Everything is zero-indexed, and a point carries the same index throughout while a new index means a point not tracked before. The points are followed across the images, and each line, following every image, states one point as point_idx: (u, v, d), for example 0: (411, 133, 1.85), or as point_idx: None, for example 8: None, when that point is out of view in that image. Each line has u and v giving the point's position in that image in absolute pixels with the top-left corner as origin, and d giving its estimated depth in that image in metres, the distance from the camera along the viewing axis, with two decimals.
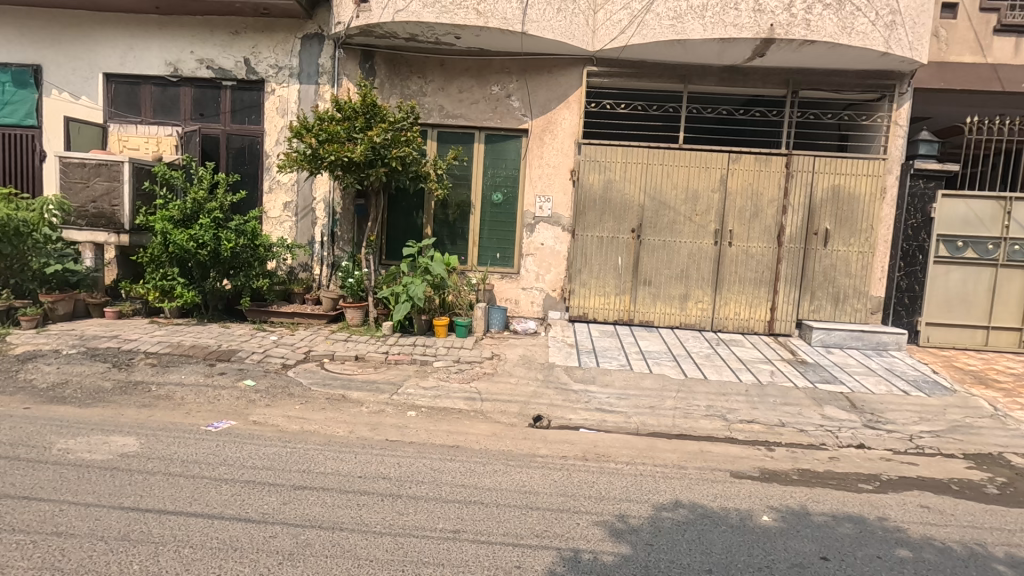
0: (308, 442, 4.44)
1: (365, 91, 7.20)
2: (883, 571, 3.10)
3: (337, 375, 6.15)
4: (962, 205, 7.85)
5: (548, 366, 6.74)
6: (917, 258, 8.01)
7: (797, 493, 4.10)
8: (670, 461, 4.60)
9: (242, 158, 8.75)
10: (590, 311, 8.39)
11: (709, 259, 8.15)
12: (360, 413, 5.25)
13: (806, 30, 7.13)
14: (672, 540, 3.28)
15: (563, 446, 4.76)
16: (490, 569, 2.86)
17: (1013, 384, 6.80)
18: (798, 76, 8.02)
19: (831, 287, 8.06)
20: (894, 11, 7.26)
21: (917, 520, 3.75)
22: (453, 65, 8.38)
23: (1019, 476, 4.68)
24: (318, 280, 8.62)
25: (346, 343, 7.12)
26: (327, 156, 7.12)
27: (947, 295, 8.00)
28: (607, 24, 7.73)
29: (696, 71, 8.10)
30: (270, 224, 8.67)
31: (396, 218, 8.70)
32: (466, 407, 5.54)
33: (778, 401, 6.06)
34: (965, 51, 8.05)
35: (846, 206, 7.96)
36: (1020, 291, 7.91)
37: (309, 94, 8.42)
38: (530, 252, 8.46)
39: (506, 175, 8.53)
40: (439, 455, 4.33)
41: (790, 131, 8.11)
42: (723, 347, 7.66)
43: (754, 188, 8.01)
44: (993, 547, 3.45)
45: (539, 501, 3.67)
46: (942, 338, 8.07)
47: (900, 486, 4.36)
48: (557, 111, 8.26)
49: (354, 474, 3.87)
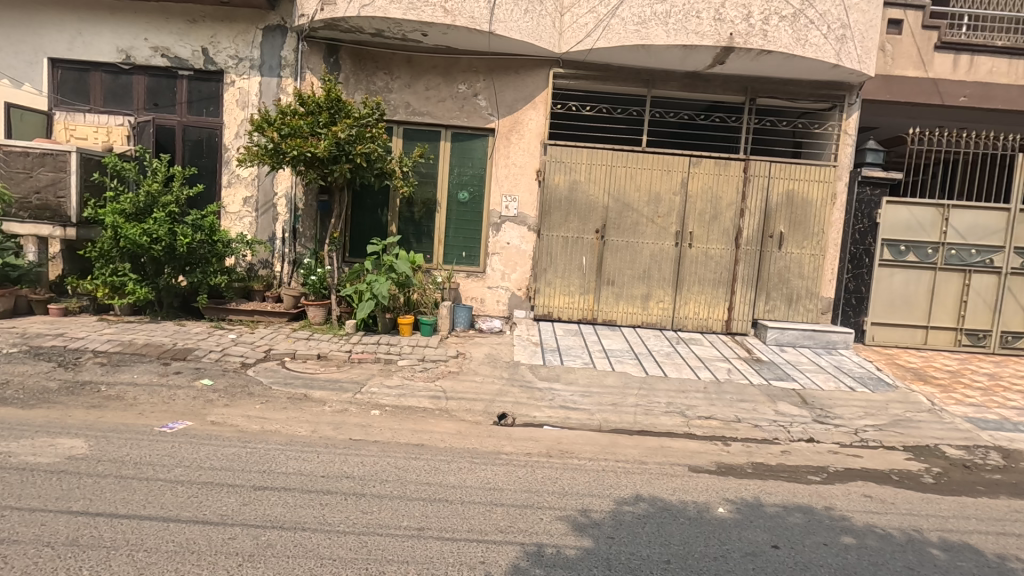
0: (269, 441, 4.36)
1: (328, 85, 7.08)
2: (828, 557, 3.27)
3: (298, 374, 6.03)
4: (905, 211, 8.30)
5: (513, 364, 6.80)
6: (863, 262, 8.41)
7: (751, 485, 4.27)
8: (631, 456, 4.71)
9: (199, 150, 8.48)
10: (555, 310, 8.49)
11: (670, 260, 8.36)
12: (323, 412, 5.17)
13: (764, 40, 7.40)
14: (632, 533, 3.37)
15: (527, 443, 4.81)
16: (454, 565, 2.87)
17: (949, 380, 7.25)
18: (756, 84, 8.31)
19: (785, 288, 8.38)
20: (845, 25, 7.61)
21: (861, 509, 3.97)
22: (420, 62, 8.33)
23: (953, 466, 5.00)
24: (279, 277, 8.41)
25: (308, 342, 6.98)
26: (289, 151, 7.00)
27: (891, 296, 8.44)
28: (573, 27, 7.83)
29: (659, 76, 8.29)
30: (229, 220, 8.42)
31: (362, 216, 8.60)
32: (431, 406, 5.53)
33: (734, 398, 6.28)
34: (909, 66, 8.50)
35: (800, 210, 8.29)
36: (956, 294, 8.43)
37: (271, 87, 8.23)
38: (496, 250, 8.49)
39: (472, 174, 8.54)
40: (404, 454, 4.31)
41: (748, 137, 8.38)
42: (682, 346, 7.86)
43: (713, 192, 8.26)
44: (929, 533, 3.69)
45: (503, 497, 3.71)
46: (885, 337, 8.52)
47: (846, 477, 4.60)
48: (524, 112, 8.32)
49: (317, 474, 3.82)
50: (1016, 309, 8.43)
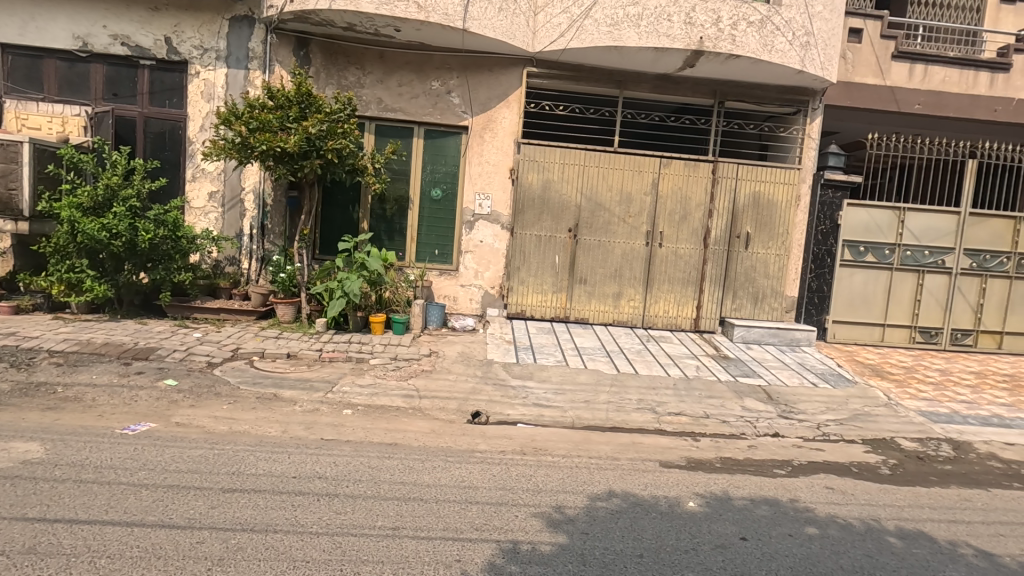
0: (238, 442, 4.26)
1: (299, 79, 6.95)
2: (793, 547, 3.38)
3: (267, 373, 5.90)
4: (864, 213, 8.63)
5: (486, 362, 6.80)
6: (826, 261, 8.70)
7: (720, 479, 4.38)
8: (604, 453, 4.78)
9: (161, 143, 8.20)
10: (528, 308, 8.52)
11: (641, 259, 8.48)
12: (294, 412, 5.08)
13: (732, 45, 7.58)
14: (606, 528, 3.43)
15: (501, 441, 4.83)
16: (430, 565, 2.86)
17: (904, 375, 7.58)
18: (724, 88, 8.49)
19: (751, 287, 8.60)
20: (809, 33, 7.85)
21: (823, 500, 4.12)
22: (393, 58, 8.24)
23: (908, 458, 5.24)
24: (247, 274, 8.21)
25: (278, 340, 6.85)
26: (258, 145, 6.84)
27: (851, 295, 8.76)
28: (546, 27, 7.85)
29: (631, 78, 8.39)
30: (194, 215, 8.17)
31: (333, 213, 8.47)
32: (405, 405, 5.49)
33: (703, 394, 6.42)
34: (869, 73, 8.82)
35: (766, 211, 8.51)
36: (911, 293, 8.80)
37: (238, 79, 8.03)
38: (469, 249, 8.47)
39: (445, 171, 8.49)
40: (377, 453, 4.28)
41: (717, 139, 8.56)
42: (653, 343, 8.00)
43: (683, 192, 8.42)
44: (886, 522, 3.85)
45: (478, 495, 3.72)
46: (845, 335, 8.84)
47: (809, 470, 4.77)
48: (497, 110, 8.32)
49: (288, 475, 3.75)
50: (966, 307, 8.86)
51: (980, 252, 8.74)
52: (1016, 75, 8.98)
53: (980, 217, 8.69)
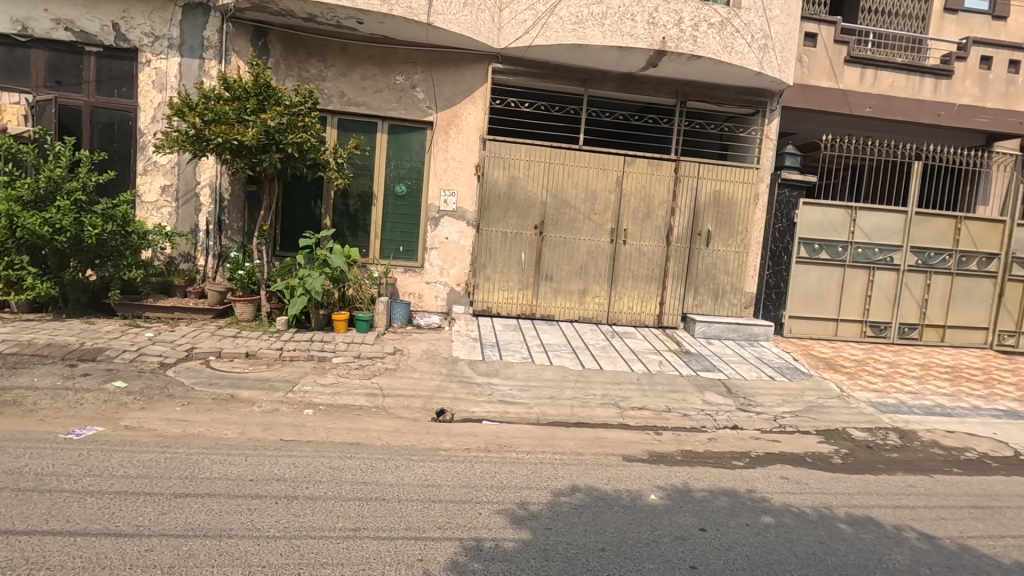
0: (191, 446, 4.11)
1: (257, 69, 6.73)
2: (750, 537, 3.47)
3: (224, 373, 5.72)
4: (819, 212, 8.94)
5: (451, 360, 6.76)
6: (783, 258, 8.98)
7: (681, 472, 4.47)
8: (569, 448, 4.82)
9: (110, 134, 7.83)
10: (494, 306, 8.51)
11: (605, 256, 8.56)
12: (252, 413, 4.94)
13: (693, 45, 7.72)
14: (569, 523, 3.45)
15: (465, 438, 4.81)
16: (392, 565, 2.83)
17: (855, 368, 7.90)
18: (686, 88, 8.63)
19: (712, 283, 8.78)
20: (767, 36, 8.07)
21: (779, 490, 4.25)
22: (356, 51, 8.08)
23: (858, 447, 5.45)
24: (203, 271, 7.93)
25: (236, 339, 6.65)
26: (213, 138, 6.60)
27: (806, 292, 9.07)
28: (512, 23, 7.82)
29: (596, 76, 8.46)
30: (145, 210, 7.83)
31: (294, 208, 8.28)
32: (368, 404, 5.41)
33: (665, 389, 6.55)
34: (823, 76, 9.12)
35: (726, 210, 8.70)
36: (863, 288, 9.16)
37: (192, 69, 7.73)
38: (434, 245, 8.40)
39: (410, 167, 8.38)
40: (338, 454, 4.19)
41: (679, 138, 8.71)
42: (617, 339, 8.10)
43: (646, 190, 8.54)
44: (837, 509, 4.00)
45: (442, 493, 3.69)
46: (801, 329, 9.15)
47: (765, 460, 4.91)
48: (462, 106, 8.26)
49: (245, 478, 3.64)
50: (912, 302, 9.28)
51: (925, 250, 9.16)
52: (958, 81, 9.44)
53: (926, 216, 9.10)
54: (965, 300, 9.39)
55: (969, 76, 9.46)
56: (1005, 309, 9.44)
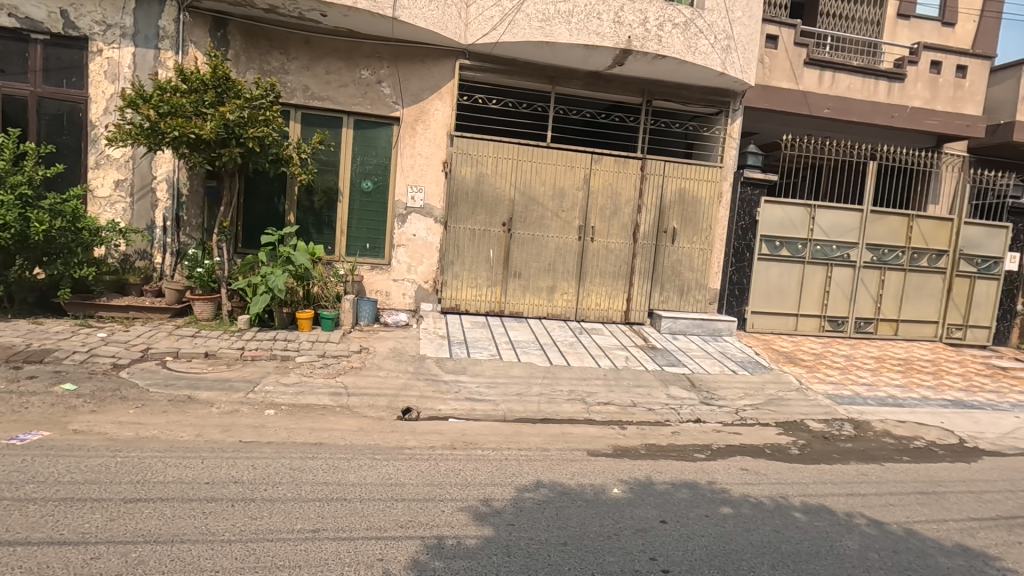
0: (145, 449, 3.98)
1: (215, 61, 6.54)
2: (709, 528, 3.55)
3: (182, 374, 5.56)
4: (780, 210, 9.18)
5: (419, 358, 6.71)
6: (745, 255, 9.19)
7: (644, 465, 4.54)
8: (535, 444, 4.84)
9: (58, 126, 7.49)
10: (462, 303, 8.47)
11: (573, 253, 8.61)
12: (210, 414, 4.81)
13: (658, 45, 7.82)
14: (532, 518, 3.46)
15: (431, 437, 4.78)
16: (351, 565, 2.80)
17: (813, 361, 8.15)
18: (652, 87, 8.75)
19: (677, 280, 8.93)
20: (729, 37, 8.23)
21: (738, 481, 4.36)
22: (319, 44, 7.93)
23: (815, 438, 5.63)
24: (160, 269, 7.68)
25: (194, 339, 6.46)
26: (169, 131, 6.39)
27: (767, 288, 9.32)
28: (479, 19, 7.79)
29: (563, 74, 8.49)
30: (98, 205, 7.53)
31: (256, 204, 8.09)
32: (332, 403, 5.33)
33: (631, 383, 6.64)
34: (783, 78, 9.37)
35: (691, 207, 8.85)
36: (822, 284, 9.45)
37: (147, 59, 7.48)
38: (402, 242, 8.32)
39: (376, 163, 8.27)
40: (299, 454, 4.12)
41: (645, 136, 8.82)
42: (585, 335, 8.18)
43: (614, 188, 8.63)
44: (793, 498, 4.13)
45: (405, 492, 3.66)
46: (763, 324, 9.39)
47: (726, 452, 5.03)
48: (429, 102, 8.19)
49: (201, 481, 3.55)
50: (868, 297, 9.62)
51: (880, 247, 9.50)
52: (910, 84, 9.81)
53: (880, 215, 9.45)
54: (916, 295, 9.77)
55: (920, 80, 9.85)
56: (953, 304, 9.87)
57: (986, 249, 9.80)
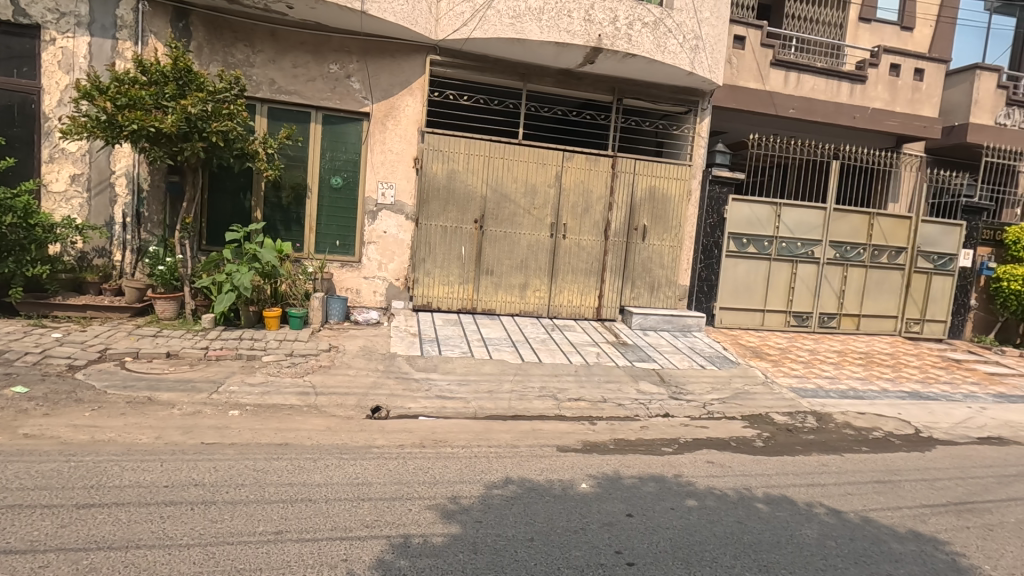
0: (100, 453, 3.85)
1: (176, 52, 6.35)
2: (674, 520, 3.61)
3: (141, 375, 5.41)
4: (747, 208, 9.37)
5: (389, 356, 6.65)
6: (713, 253, 9.35)
7: (612, 460, 4.59)
8: (505, 441, 4.84)
9: (9, 117, 7.17)
10: (434, 300, 8.42)
11: (546, 250, 8.64)
12: (171, 416, 4.69)
13: (628, 44, 7.88)
14: (500, 515, 3.47)
15: (400, 435, 4.75)
16: (315, 567, 2.76)
17: (779, 356, 8.35)
18: (623, 86, 8.81)
19: (648, 277, 9.04)
20: (698, 37, 8.36)
21: (704, 474, 4.45)
22: (286, 37, 7.77)
23: (778, 430, 5.78)
24: (120, 267, 7.45)
25: (155, 338, 6.28)
26: (127, 124, 6.18)
27: (735, 284, 9.51)
28: (449, 15, 7.74)
29: (535, 71, 8.50)
30: (52, 200, 7.25)
31: (220, 200, 7.91)
32: (299, 403, 5.25)
33: (602, 379, 6.71)
34: (750, 78, 9.55)
35: (661, 205, 8.96)
36: (787, 280, 9.69)
37: (104, 49, 7.24)
38: (373, 239, 8.23)
39: (346, 159, 8.15)
40: (263, 456, 4.04)
41: (616, 134, 8.89)
42: (557, 332, 8.21)
43: (585, 185, 8.68)
44: (756, 490, 4.23)
45: (371, 491, 3.63)
46: (731, 320, 9.58)
47: (693, 446, 5.12)
48: (400, 97, 8.11)
49: (159, 485, 3.45)
50: (831, 293, 9.89)
51: (842, 244, 9.79)
52: (871, 86, 10.11)
53: (843, 213, 9.72)
54: (877, 291, 10.09)
55: (881, 82, 10.15)
56: (911, 299, 10.22)
57: (941, 246, 10.18)
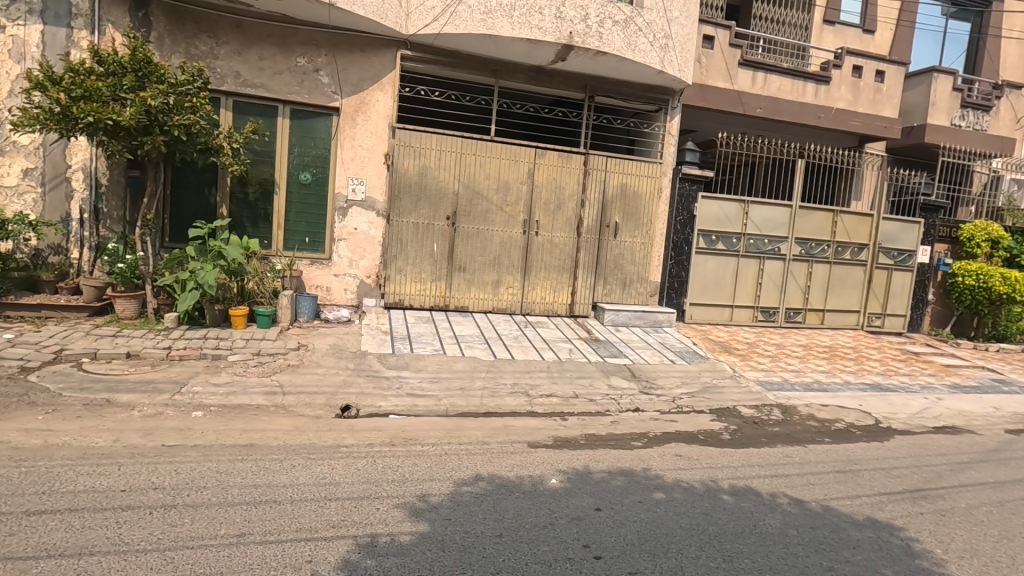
0: (54, 458, 3.71)
1: (134, 43, 6.14)
2: (642, 514, 3.65)
3: (99, 376, 5.23)
4: (716, 205, 9.54)
5: (360, 354, 6.57)
6: (684, 250, 9.50)
7: (583, 455, 4.63)
8: (475, 438, 4.83)
9: None
10: (406, 298, 8.35)
11: (518, 247, 8.64)
12: (131, 418, 4.55)
13: (599, 41, 7.92)
14: (469, 512, 3.46)
15: (369, 434, 4.70)
16: (278, 569, 2.71)
17: (746, 350, 8.53)
18: (594, 83, 8.86)
19: (620, 273, 9.12)
20: (667, 36, 8.45)
21: (672, 467, 4.52)
22: (252, 29, 7.59)
23: (745, 423, 5.91)
24: (77, 265, 7.19)
25: (115, 338, 6.08)
26: (83, 117, 5.96)
27: (705, 280, 9.67)
28: (420, 10, 7.67)
29: (507, 67, 8.48)
30: (4, 195, 6.96)
31: (184, 195, 7.70)
32: (266, 402, 5.15)
33: (574, 375, 6.76)
34: (719, 77, 9.71)
35: (632, 202, 9.04)
36: (755, 276, 9.89)
37: (58, 38, 6.99)
38: (343, 236, 8.11)
39: (315, 155, 8.02)
40: (227, 457, 3.95)
41: (588, 132, 8.94)
42: (530, 329, 8.23)
43: (557, 182, 8.71)
44: (722, 481, 4.31)
45: (339, 491, 3.58)
46: (701, 316, 9.74)
47: (662, 440, 5.19)
48: (370, 92, 8.00)
49: (116, 489, 3.35)
50: (797, 289, 10.14)
51: (807, 241, 10.04)
52: (834, 87, 10.37)
53: (808, 210, 9.97)
54: (841, 286, 10.38)
55: (844, 83, 10.42)
56: (873, 294, 10.55)
57: (901, 243, 10.52)
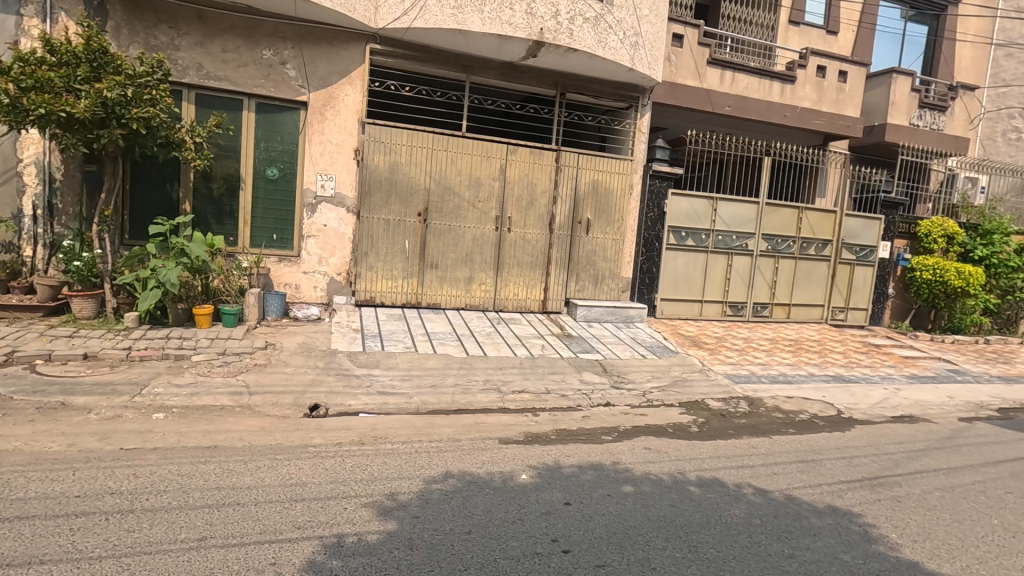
0: (3, 464, 3.56)
1: (88, 32, 5.92)
2: (611, 507, 3.69)
3: (54, 378, 5.04)
4: (686, 202, 9.68)
5: (329, 353, 6.47)
6: (654, 246, 9.61)
7: (553, 450, 4.65)
8: (446, 435, 4.81)
9: None
10: (377, 295, 8.26)
11: (491, 243, 8.62)
12: (87, 421, 4.39)
13: (570, 38, 7.94)
14: (438, 510, 3.45)
15: (338, 433, 4.64)
16: (240, 573, 2.66)
17: (715, 344, 8.70)
18: (566, 80, 8.88)
19: (592, 269, 9.18)
20: (637, 34, 8.53)
21: (641, 460, 4.58)
22: (215, 20, 7.38)
23: (713, 416, 6.02)
24: (30, 263, 6.91)
25: (71, 339, 5.88)
26: (33, 108, 5.72)
27: (675, 276, 9.81)
28: (389, 4, 7.59)
29: (478, 63, 8.44)
30: None
31: (145, 191, 7.46)
32: (231, 403, 5.03)
33: (546, 370, 6.80)
34: (688, 76, 9.85)
35: (604, 199, 9.11)
36: (723, 272, 10.08)
37: (7, 25, 6.71)
38: (312, 233, 7.97)
39: (282, 149, 7.85)
40: (189, 459, 3.85)
41: (560, 128, 8.96)
42: (503, 325, 8.23)
43: (529, 179, 8.71)
44: (689, 473, 4.39)
45: (305, 492, 3.53)
46: (671, 311, 9.89)
47: (632, 433, 5.26)
48: (339, 87, 7.87)
49: (69, 495, 3.23)
50: (764, 284, 10.37)
51: (774, 237, 10.27)
52: (799, 86, 10.62)
53: (774, 207, 10.20)
54: (806, 281, 10.65)
55: (808, 82, 10.69)
56: (836, 288, 10.86)
57: (863, 238, 10.85)
